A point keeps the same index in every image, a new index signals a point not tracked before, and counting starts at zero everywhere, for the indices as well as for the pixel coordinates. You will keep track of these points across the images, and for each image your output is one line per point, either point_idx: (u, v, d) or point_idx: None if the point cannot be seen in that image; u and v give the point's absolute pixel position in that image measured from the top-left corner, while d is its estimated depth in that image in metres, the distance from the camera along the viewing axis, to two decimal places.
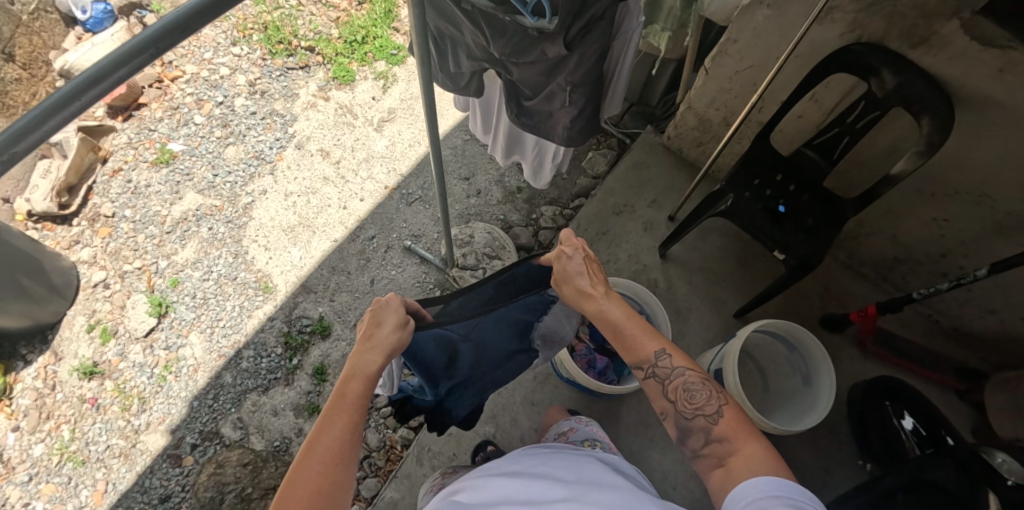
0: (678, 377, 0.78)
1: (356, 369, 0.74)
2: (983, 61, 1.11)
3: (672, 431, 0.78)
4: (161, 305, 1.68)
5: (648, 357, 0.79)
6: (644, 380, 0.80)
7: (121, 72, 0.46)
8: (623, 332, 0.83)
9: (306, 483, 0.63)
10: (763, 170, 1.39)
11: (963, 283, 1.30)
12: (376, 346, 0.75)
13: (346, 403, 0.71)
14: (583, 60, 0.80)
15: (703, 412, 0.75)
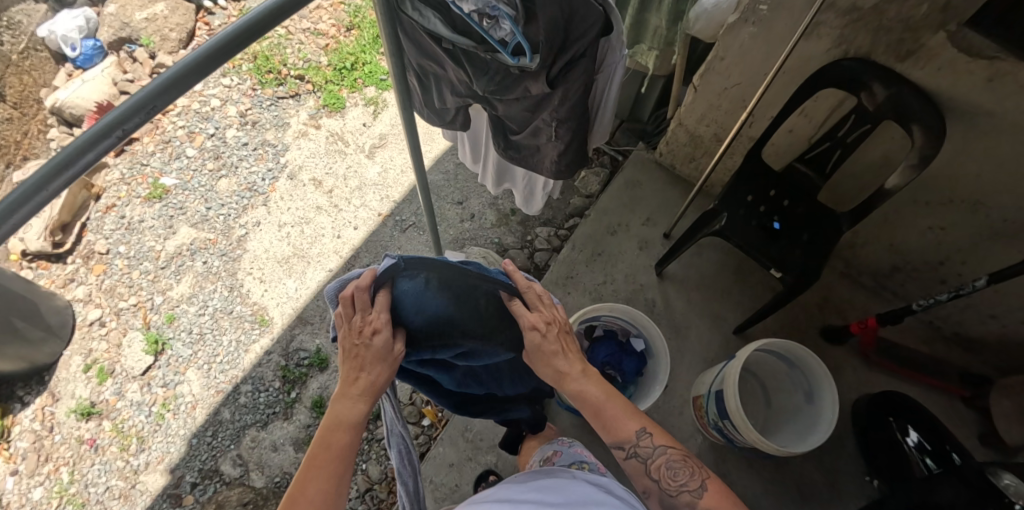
0: (660, 454, 0.85)
1: (341, 418, 0.75)
2: (971, 73, 1.10)
3: (658, 506, 0.86)
4: (157, 342, 1.67)
5: (631, 437, 0.85)
6: (627, 459, 0.87)
7: (91, 154, 0.51)
8: (604, 412, 0.86)
9: None
10: (755, 186, 1.37)
11: (962, 294, 1.28)
12: (360, 394, 0.76)
13: (331, 454, 0.73)
14: (567, 96, 0.79)
15: (687, 489, 0.81)
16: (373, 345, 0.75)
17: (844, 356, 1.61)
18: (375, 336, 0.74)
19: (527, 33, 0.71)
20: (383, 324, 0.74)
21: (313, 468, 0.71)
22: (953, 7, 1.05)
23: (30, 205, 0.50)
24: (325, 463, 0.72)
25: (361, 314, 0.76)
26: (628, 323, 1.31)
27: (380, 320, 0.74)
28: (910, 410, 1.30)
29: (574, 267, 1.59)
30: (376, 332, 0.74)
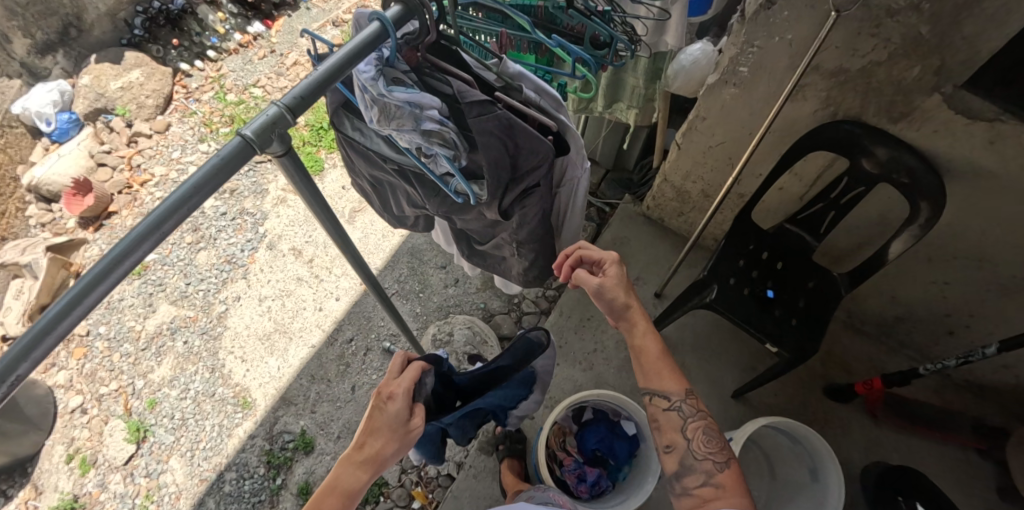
0: (699, 419, 0.81)
1: (340, 483, 0.76)
2: (971, 134, 1.02)
3: (671, 465, 0.80)
4: (140, 429, 1.62)
5: (674, 391, 0.83)
6: (663, 412, 0.83)
7: None
8: (652, 359, 0.85)
9: None
10: (747, 251, 1.30)
11: (971, 360, 1.21)
12: (363, 462, 0.77)
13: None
14: (524, 222, 0.71)
15: (712, 458, 0.77)
16: (385, 411, 0.80)
17: (850, 414, 1.53)
18: (391, 403, 0.80)
19: (471, 160, 0.64)
20: (401, 392, 0.81)
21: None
22: (947, 70, 0.97)
23: None
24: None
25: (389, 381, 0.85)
26: (615, 405, 1.25)
27: (399, 389, 0.81)
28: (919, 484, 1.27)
29: (563, 335, 1.52)
30: (391, 399, 0.81)
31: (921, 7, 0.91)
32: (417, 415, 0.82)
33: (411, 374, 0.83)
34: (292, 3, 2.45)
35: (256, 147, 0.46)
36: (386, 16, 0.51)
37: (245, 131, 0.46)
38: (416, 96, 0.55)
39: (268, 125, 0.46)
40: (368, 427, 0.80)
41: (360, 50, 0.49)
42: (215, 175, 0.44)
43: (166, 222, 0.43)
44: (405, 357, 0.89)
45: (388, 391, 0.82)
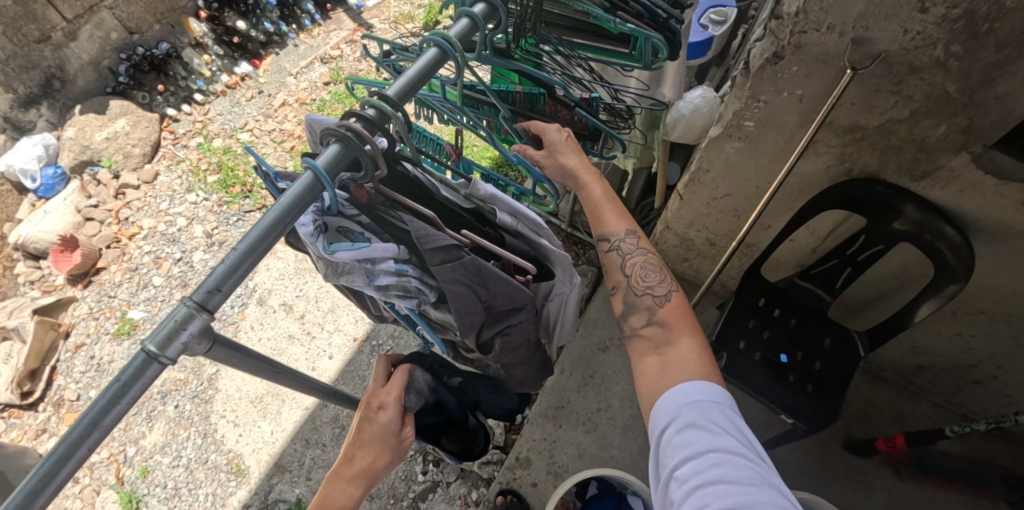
0: (638, 256, 0.79)
1: (329, 501, 0.68)
2: (1002, 195, 0.93)
3: (617, 304, 0.80)
4: (132, 500, 1.57)
5: (617, 232, 0.78)
6: (605, 254, 0.80)
7: None
8: (598, 207, 0.79)
9: None
10: (756, 308, 1.23)
11: (1004, 425, 1.12)
12: (354, 476, 0.69)
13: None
14: (507, 349, 0.64)
15: (652, 292, 0.77)
16: (380, 421, 0.73)
17: (872, 469, 1.45)
18: (385, 411, 0.74)
19: (439, 294, 0.57)
20: (393, 401, 0.75)
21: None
22: (976, 129, 0.89)
23: None
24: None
25: (376, 388, 0.78)
26: (623, 480, 1.18)
27: (390, 397, 0.75)
28: None
29: (565, 395, 1.45)
30: (382, 408, 0.75)
31: (949, 65, 0.82)
32: (408, 425, 0.77)
33: (400, 377, 0.78)
34: (280, 39, 2.40)
35: (163, 360, 0.39)
36: (319, 162, 0.45)
37: (149, 341, 0.39)
38: (367, 251, 0.48)
39: (176, 331, 0.39)
40: (354, 442, 0.72)
41: (297, 202, 0.44)
42: (113, 405, 0.38)
43: (59, 473, 0.37)
44: (391, 358, 0.82)
45: (376, 396, 0.76)
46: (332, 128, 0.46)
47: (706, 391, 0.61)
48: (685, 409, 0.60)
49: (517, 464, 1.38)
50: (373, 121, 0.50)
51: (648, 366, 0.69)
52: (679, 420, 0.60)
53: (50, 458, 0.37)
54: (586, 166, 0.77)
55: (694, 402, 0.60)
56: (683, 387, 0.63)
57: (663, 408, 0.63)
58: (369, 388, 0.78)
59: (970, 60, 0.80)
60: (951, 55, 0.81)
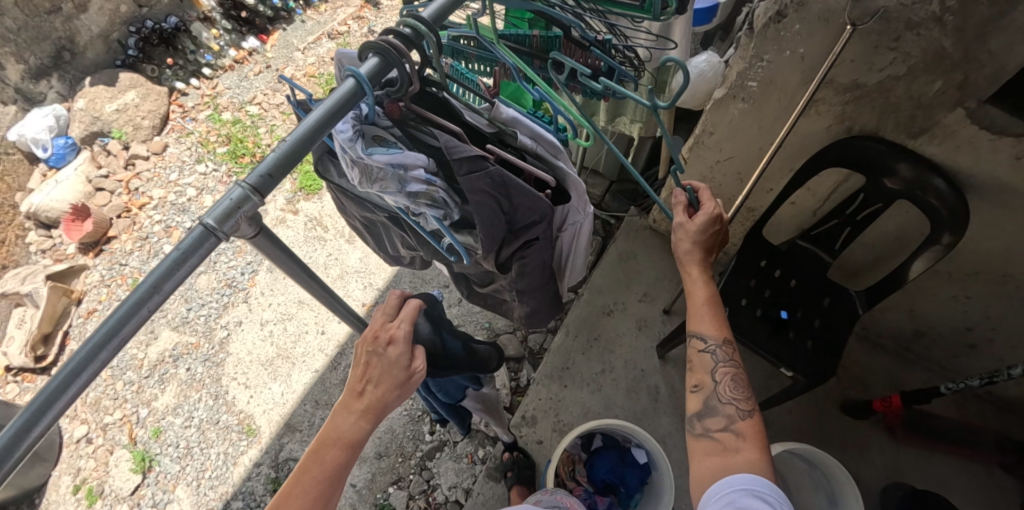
0: (729, 366, 0.80)
1: (341, 432, 0.72)
2: (996, 151, 0.97)
3: (695, 403, 0.81)
4: (145, 459, 1.61)
5: (711, 334, 0.82)
6: (696, 352, 0.83)
7: None
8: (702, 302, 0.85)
9: None
10: (758, 267, 1.27)
11: (997, 380, 1.15)
12: (364, 411, 0.72)
13: (322, 472, 0.69)
14: (524, 272, 0.68)
15: (736, 404, 0.77)
16: (389, 357, 0.73)
17: (869, 432, 1.49)
18: (393, 347, 0.73)
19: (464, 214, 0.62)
20: (402, 336, 0.74)
21: (299, 481, 0.68)
22: (971, 84, 0.92)
23: None
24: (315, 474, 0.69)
25: (384, 321, 0.76)
26: (626, 432, 1.21)
27: (399, 332, 0.74)
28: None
29: (570, 356, 1.48)
30: (392, 343, 0.74)
31: (944, 20, 0.86)
32: (419, 357, 0.76)
33: (409, 312, 0.75)
34: (287, 15, 2.41)
35: (219, 234, 0.43)
36: (361, 71, 0.48)
37: (207, 217, 0.42)
38: (400, 156, 0.52)
39: (233, 208, 0.42)
40: (361, 375, 0.73)
41: (340, 106, 0.47)
42: (173, 270, 0.41)
43: (120, 331, 0.40)
44: (402, 294, 0.79)
45: (384, 330, 0.75)
46: (372, 41, 0.49)
47: (761, 484, 0.64)
48: (738, 491, 0.63)
49: (522, 424, 1.42)
50: (408, 39, 0.53)
51: (709, 464, 0.71)
52: (730, 500, 0.62)
53: (115, 314, 0.40)
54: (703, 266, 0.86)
55: (751, 488, 0.63)
56: (743, 475, 0.66)
57: (718, 488, 0.65)
58: (377, 321, 0.76)
59: (965, 14, 0.84)
60: (947, 10, 0.84)
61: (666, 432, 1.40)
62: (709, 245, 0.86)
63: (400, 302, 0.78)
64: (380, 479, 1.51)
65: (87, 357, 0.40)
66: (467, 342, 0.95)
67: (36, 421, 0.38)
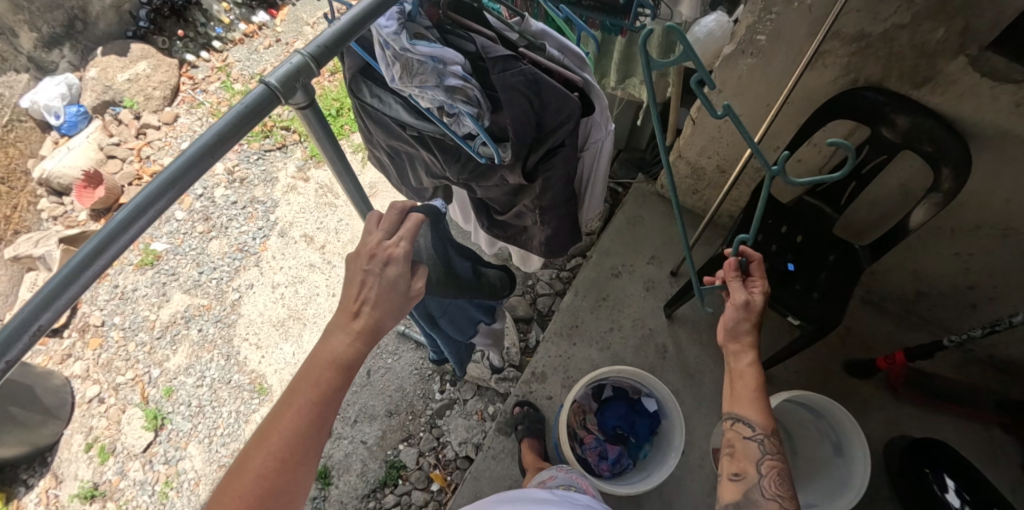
0: (775, 457, 0.76)
1: (332, 353, 0.66)
2: (996, 98, 1.00)
3: (732, 491, 0.77)
4: (157, 417, 1.63)
5: (756, 420, 0.79)
6: (740, 438, 0.79)
7: None
8: (748, 383, 0.83)
9: (253, 475, 0.61)
10: (766, 223, 1.29)
11: (998, 329, 1.19)
12: (358, 332, 0.67)
13: (314, 395, 0.66)
14: (548, 185, 0.73)
15: (780, 500, 0.72)
16: (386, 277, 0.67)
17: (873, 391, 1.52)
18: (392, 267, 0.67)
19: (494, 123, 0.66)
20: (401, 255, 0.68)
21: (290, 403, 0.65)
22: (973, 31, 0.95)
23: None
24: (306, 395, 0.65)
25: (380, 239, 0.69)
26: (636, 382, 1.25)
27: (398, 251, 0.68)
28: (941, 457, 1.25)
29: (579, 315, 1.51)
30: (389, 262, 0.68)
31: None
32: (417, 278, 0.72)
33: (410, 229, 0.69)
34: None
35: (281, 96, 0.46)
36: None
37: (268, 79, 0.46)
38: (440, 51, 0.57)
39: (293, 73, 0.46)
40: (355, 295, 0.67)
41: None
42: (241, 123, 0.44)
43: (185, 177, 0.42)
44: (400, 208, 0.72)
45: (381, 248, 0.68)
46: None
47: None
48: None
49: (533, 378, 1.44)
50: None
51: None
52: None
53: (180, 159, 0.41)
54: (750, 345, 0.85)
55: None
56: None
57: None
58: (372, 238, 0.69)
59: None
60: None
61: (673, 388, 1.43)
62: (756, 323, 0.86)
63: (400, 218, 0.71)
64: (390, 436, 1.53)
65: (126, 222, 0.39)
66: (472, 266, 0.95)
67: (96, 260, 0.39)
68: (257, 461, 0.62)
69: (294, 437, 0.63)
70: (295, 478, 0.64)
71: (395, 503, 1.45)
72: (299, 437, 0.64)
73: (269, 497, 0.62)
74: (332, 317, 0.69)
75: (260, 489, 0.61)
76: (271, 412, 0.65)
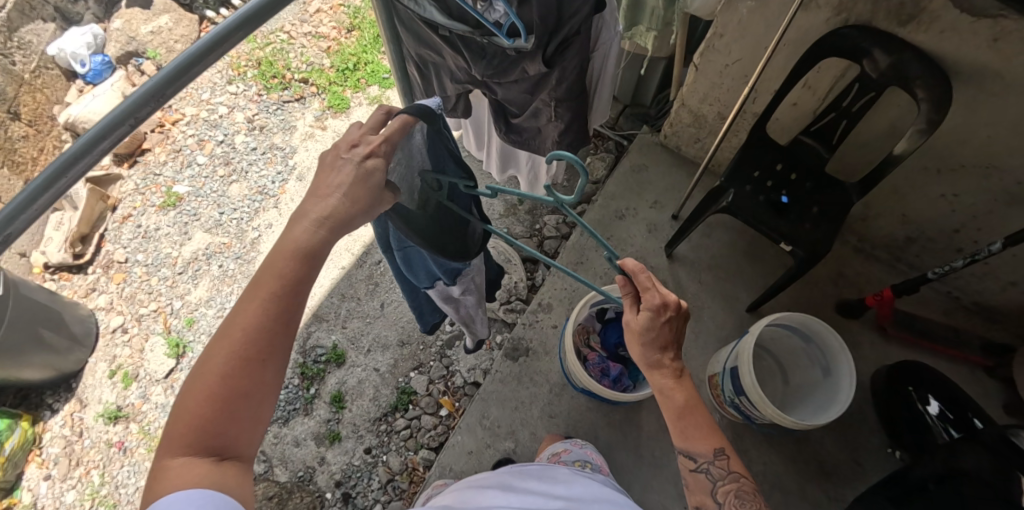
0: (730, 481, 0.80)
1: (292, 242, 0.61)
2: (975, 33, 1.08)
3: None
4: (179, 345, 1.71)
5: (705, 453, 0.80)
6: (691, 472, 0.83)
7: (210, 57, 0.61)
8: (678, 416, 0.81)
9: (215, 371, 0.55)
10: (761, 162, 1.39)
11: (978, 259, 1.28)
12: (325, 219, 0.62)
13: (280, 284, 0.60)
14: (564, 76, 0.84)
15: None
16: (362, 169, 0.64)
17: (860, 331, 1.60)
18: (370, 161, 0.64)
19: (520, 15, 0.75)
20: (383, 152, 0.65)
21: (250, 298, 0.58)
22: None
23: (158, 95, 0.57)
24: (268, 289, 0.59)
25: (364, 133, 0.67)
26: None
27: (380, 148, 0.65)
28: (927, 379, 1.32)
29: (585, 253, 1.61)
30: (371, 156, 0.65)
31: None
32: (391, 187, 0.68)
33: (398, 129, 0.66)
34: None
35: None
36: None
37: None
38: None
39: None
40: (328, 183, 0.63)
41: None
42: None
43: None
44: (388, 110, 0.69)
45: (364, 140, 0.66)
46: None
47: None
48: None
49: (540, 308, 1.53)
50: None
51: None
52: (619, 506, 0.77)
53: None
54: (669, 368, 0.81)
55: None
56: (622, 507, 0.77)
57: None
58: (356, 130, 0.67)
59: None
60: None
61: None
62: (667, 337, 0.81)
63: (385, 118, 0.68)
64: (402, 364, 1.62)
65: None
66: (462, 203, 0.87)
67: None
68: (218, 361, 0.56)
69: (258, 331, 0.57)
70: (263, 374, 0.57)
71: (405, 426, 1.52)
72: (262, 333, 0.58)
73: (238, 396, 0.56)
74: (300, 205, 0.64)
75: (223, 385, 0.55)
76: (228, 312, 0.59)
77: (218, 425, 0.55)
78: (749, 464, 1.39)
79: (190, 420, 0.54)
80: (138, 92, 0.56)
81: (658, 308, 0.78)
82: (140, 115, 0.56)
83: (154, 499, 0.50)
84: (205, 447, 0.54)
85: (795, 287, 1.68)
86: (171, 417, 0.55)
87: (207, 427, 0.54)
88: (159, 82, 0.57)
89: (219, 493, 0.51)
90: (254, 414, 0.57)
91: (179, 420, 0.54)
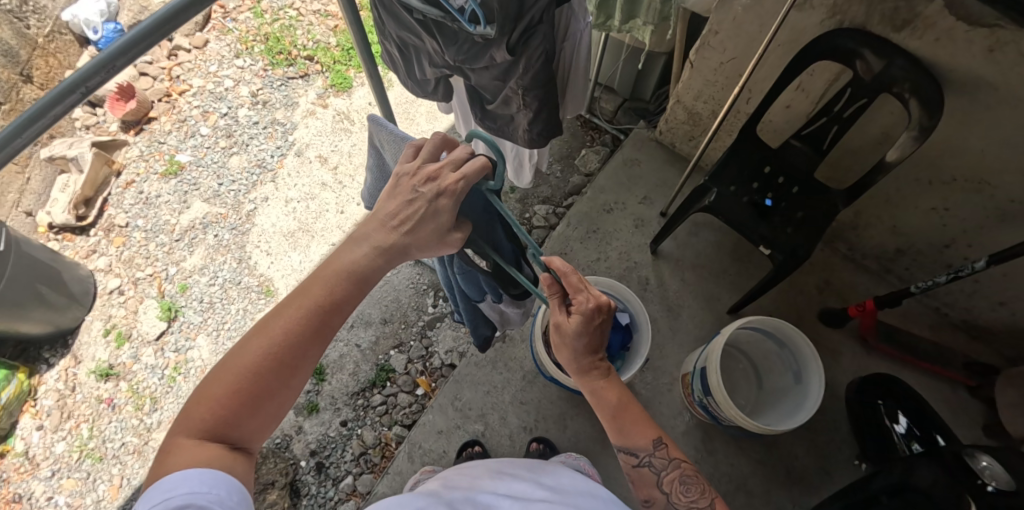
0: (673, 469, 0.84)
1: (344, 263, 0.70)
2: (971, 42, 1.04)
3: None
4: (170, 309, 1.76)
5: (646, 446, 0.86)
6: (636, 468, 0.87)
7: (156, 37, 0.69)
8: (618, 416, 0.87)
9: (249, 364, 0.63)
10: (749, 164, 1.38)
11: (961, 275, 1.26)
12: (386, 245, 0.71)
13: (320, 299, 0.68)
14: (531, 63, 0.86)
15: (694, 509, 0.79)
16: (433, 205, 0.70)
17: (843, 340, 1.59)
18: (441, 199, 0.69)
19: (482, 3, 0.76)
20: (456, 189, 0.69)
21: (293, 307, 0.67)
22: None
23: (106, 69, 0.65)
24: (309, 303, 0.67)
25: (439, 167, 0.71)
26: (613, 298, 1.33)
27: (456, 186, 0.68)
28: (898, 396, 1.32)
29: (568, 244, 1.63)
30: (442, 194, 0.69)
31: None
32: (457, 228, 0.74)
33: (475, 169, 0.69)
34: None
35: None
36: None
37: None
38: None
39: None
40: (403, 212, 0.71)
41: None
42: None
43: None
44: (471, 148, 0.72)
45: (439, 175, 0.70)
46: None
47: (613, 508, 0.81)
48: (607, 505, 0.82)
49: None
50: None
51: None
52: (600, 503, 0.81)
53: None
54: (604, 373, 0.88)
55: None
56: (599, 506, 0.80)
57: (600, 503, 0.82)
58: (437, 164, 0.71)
59: None
60: None
61: (653, 318, 1.55)
62: (597, 337, 0.86)
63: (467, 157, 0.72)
64: (383, 342, 1.65)
65: None
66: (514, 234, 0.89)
67: None
68: (252, 357, 0.64)
69: (293, 340, 0.65)
70: (288, 378, 0.65)
71: (382, 403, 1.56)
72: (296, 343, 0.66)
73: (261, 394, 0.64)
74: (365, 227, 0.72)
75: (251, 378, 0.63)
76: (268, 314, 0.67)
77: (238, 416, 0.62)
78: (714, 464, 1.40)
79: (216, 405, 0.62)
80: (90, 62, 0.64)
81: (590, 312, 0.82)
82: (88, 86, 0.65)
83: (165, 469, 0.57)
84: (220, 431, 0.61)
85: (780, 292, 1.68)
86: (197, 396, 0.63)
87: (227, 414, 0.62)
88: (111, 55, 0.66)
89: (227, 477, 0.58)
90: (267, 410, 0.65)
91: (205, 401, 0.61)
